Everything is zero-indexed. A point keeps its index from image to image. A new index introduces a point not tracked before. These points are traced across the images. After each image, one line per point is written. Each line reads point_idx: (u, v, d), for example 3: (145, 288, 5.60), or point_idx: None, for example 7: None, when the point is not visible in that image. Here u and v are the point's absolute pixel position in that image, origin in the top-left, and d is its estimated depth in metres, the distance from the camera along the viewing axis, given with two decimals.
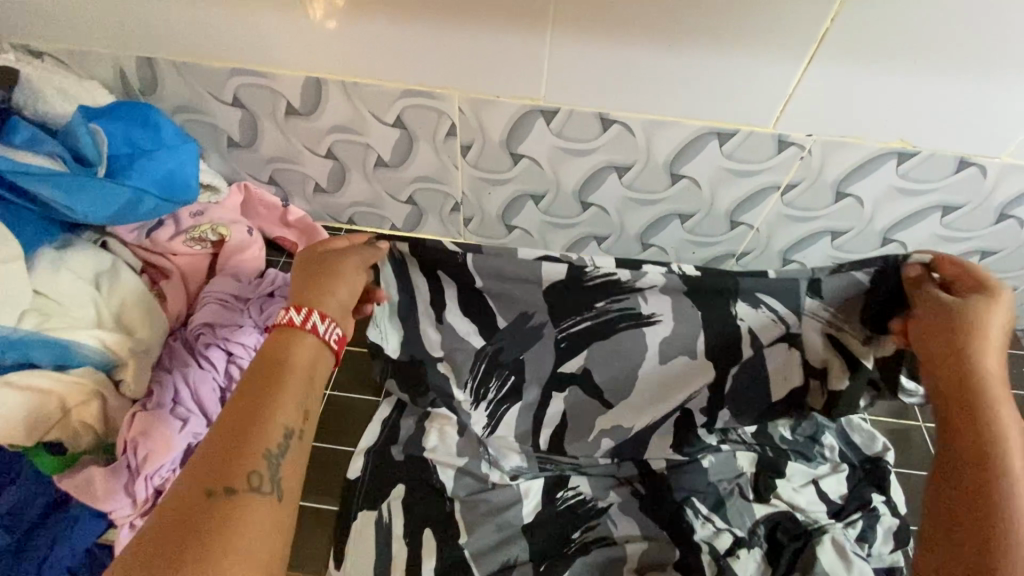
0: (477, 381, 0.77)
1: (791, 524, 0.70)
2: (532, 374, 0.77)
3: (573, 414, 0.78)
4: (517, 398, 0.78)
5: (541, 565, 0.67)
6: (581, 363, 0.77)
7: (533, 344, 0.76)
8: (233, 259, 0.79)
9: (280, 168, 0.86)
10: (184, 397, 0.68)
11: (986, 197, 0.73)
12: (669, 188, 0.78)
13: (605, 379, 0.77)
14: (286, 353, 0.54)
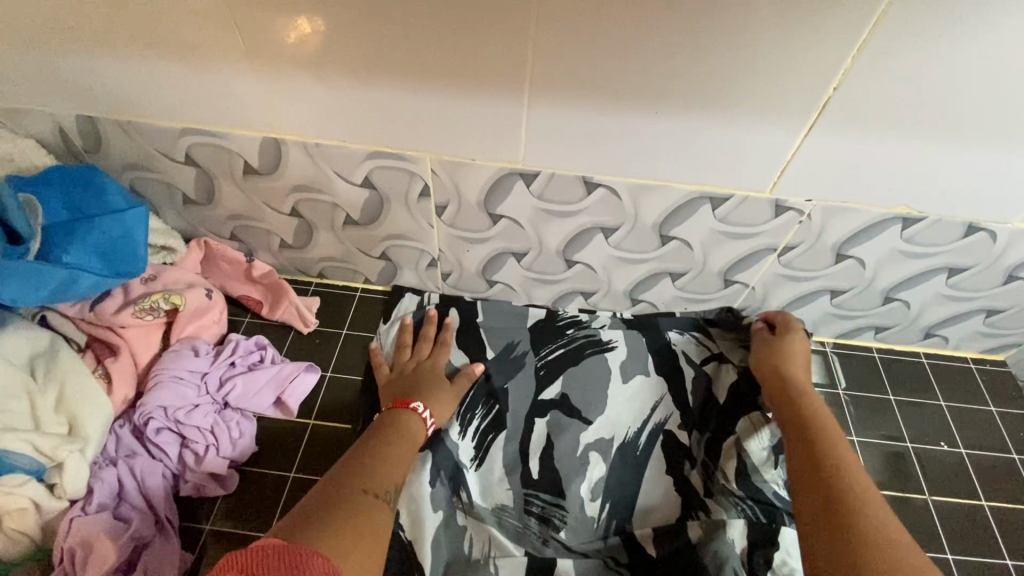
0: (464, 407, 0.78)
1: None
2: (516, 403, 0.79)
3: (558, 438, 0.77)
4: (496, 426, 0.77)
5: None
6: (559, 390, 0.81)
7: (517, 372, 0.82)
8: (190, 327, 0.74)
9: (242, 225, 0.80)
10: (130, 493, 0.63)
11: (995, 260, 0.69)
12: (659, 249, 0.73)
13: (584, 402, 0.80)
14: (405, 425, 0.67)
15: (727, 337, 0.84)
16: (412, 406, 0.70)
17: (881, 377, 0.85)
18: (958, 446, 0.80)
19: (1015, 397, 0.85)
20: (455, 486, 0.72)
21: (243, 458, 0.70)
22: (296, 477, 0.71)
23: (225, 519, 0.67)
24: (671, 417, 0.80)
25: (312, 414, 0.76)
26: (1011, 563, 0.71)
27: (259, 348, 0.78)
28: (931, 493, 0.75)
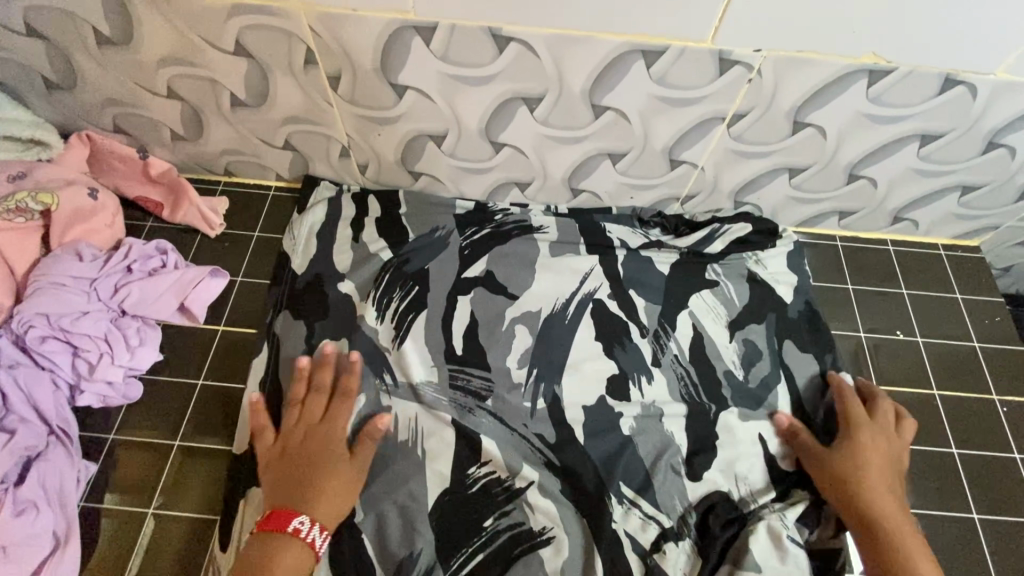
0: (381, 292, 0.73)
1: (728, 507, 0.63)
2: (437, 283, 0.74)
3: (484, 317, 0.72)
4: (415, 306, 0.72)
5: (447, 559, 0.60)
6: (484, 267, 0.75)
7: (440, 253, 0.76)
8: (74, 230, 0.67)
9: (121, 113, 0.70)
10: (15, 403, 0.58)
11: (975, 122, 0.60)
12: (592, 124, 0.64)
13: (509, 279, 0.75)
14: (272, 559, 0.53)
15: (671, 222, 0.78)
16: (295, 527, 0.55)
17: (843, 267, 0.79)
18: (914, 335, 0.75)
19: (983, 283, 0.79)
20: (375, 371, 0.68)
21: (144, 366, 0.65)
22: (205, 383, 0.67)
23: (131, 426, 0.64)
24: (604, 285, 0.75)
25: (224, 319, 0.71)
26: (955, 449, 0.68)
27: (161, 252, 0.71)
28: (878, 381, 0.72)
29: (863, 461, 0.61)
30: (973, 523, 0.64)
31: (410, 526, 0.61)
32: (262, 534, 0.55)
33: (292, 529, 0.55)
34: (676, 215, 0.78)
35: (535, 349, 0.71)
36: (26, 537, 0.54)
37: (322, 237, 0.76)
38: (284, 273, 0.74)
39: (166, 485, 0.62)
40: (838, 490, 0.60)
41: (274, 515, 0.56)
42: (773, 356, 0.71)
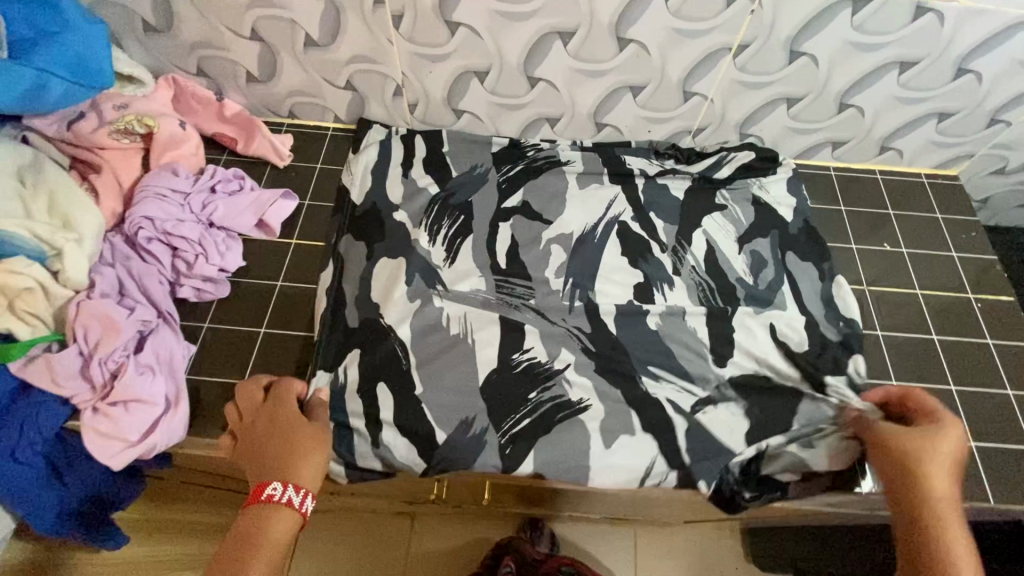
0: (432, 220, 0.82)
1: (755, 385, 0.73)
2: (480, 212, 0.83)
3: (522, 238, 0.81)
4: (464, 230, 0.81)
5: (501, 421, 0.70)
6: (521, 198, 0.84)
7: (480, 186, 0.84)
8: (169, 154, 0.77)
9: (206, 56, 0.81)
10: (129, 290, 0.68)
11: (945, 48, 0.70)
12: (616, 57, 0.75)
13: (544, 207, 0.83)
14: (262, 530, 0.56)
15: (683, 154, 0.87)
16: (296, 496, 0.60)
17: (837, 193, 0.88)
18: (900, 247, 0.85)
19: (963, 204, 0.88)
20: (431, 279, 0.77)
21: (232, 268, 0.76)
22: (285, 283, 0.78)
23: (222, 317, 0.75)
24: (627, 209, 0.83)
25: (294, 234, 0.82)
26: (936, 336, 0.77)
27: (238, 178, 0.81)
28: (868, 283, 0.81)
29: (932, 457, 0.58)
30: (950, 393, 0.73)
31: (466, 399, 0.71)
32: (243, 512, 0.57)
33: (265, 497, 0.57)
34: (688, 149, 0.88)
35: (569, 262, 0.80)
36: (145, 395, 0.64)
37: (376, 166, 0.86)
38: (345, 203, 0.83)
39: (257, 359, 0.73)
40: (902, 484, 0.58)
41: (250, 495, 0.58)
42: (777, 264, 0.81)
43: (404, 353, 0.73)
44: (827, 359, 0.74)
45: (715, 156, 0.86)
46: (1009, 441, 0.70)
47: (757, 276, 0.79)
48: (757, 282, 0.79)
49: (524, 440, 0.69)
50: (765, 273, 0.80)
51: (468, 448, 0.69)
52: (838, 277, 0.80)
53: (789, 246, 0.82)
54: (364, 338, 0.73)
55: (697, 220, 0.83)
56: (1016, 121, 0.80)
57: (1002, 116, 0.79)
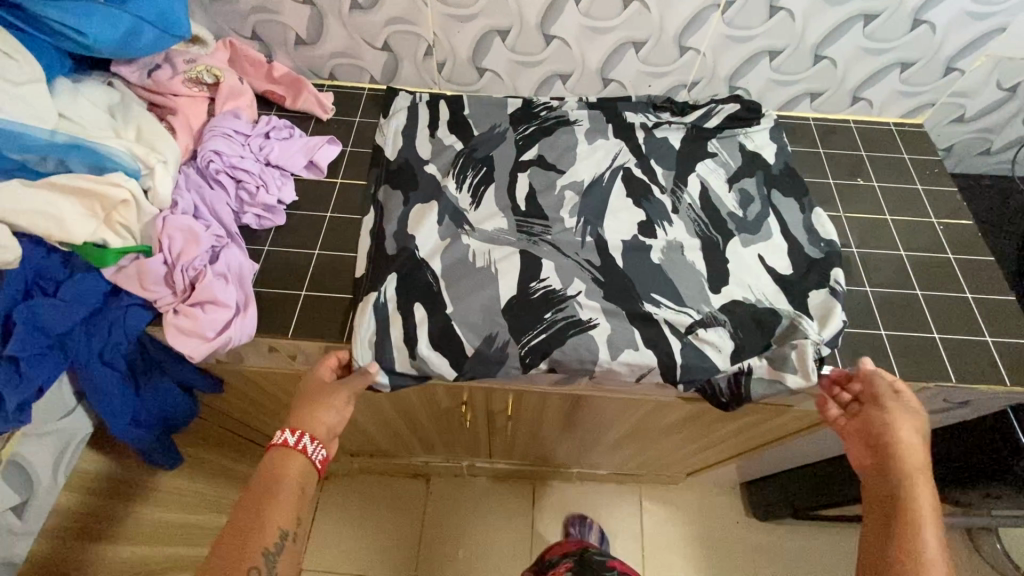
0: (458, 170, 0.92)
1: (743, 305, 0.80)
2: (501, 162, 0.93)
3: (538, 185, 0.91)
4: (487, 179, 0.91)
5: (520, 339, 0.77)
6: (536, 152, 0.95)
7: (499, 144, 0.95)
8: (230, 103, 0.88)
9: (261, 20, 0.92)
10: (203, 212, 0.78)
11: (901, 1, 0.82)
12: (621, 14, 0.87)
13: (558, 159, 0.94)
14: (279, 472, 0.69)
15: (675, 108, 0.98)
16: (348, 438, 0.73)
17: (815, 138, 1.00)
18: (871, 181, 0.95)
19: (928, 147, 0.99)
20: (457, 218, 0.86)
21: (288, 201, 0.87)
22: (332, 217, 0.87)
23: (277, 242, 0.84)
24: (630, 159, 0.94)
25: (339, 174, 0.92)
26: (905, 253, 0.87)
27: (288, 127, 0.92)
28: (845, 211, 0.92)
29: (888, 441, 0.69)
30: (916, 296, 0.82)
31: (493, 319, 0.77)
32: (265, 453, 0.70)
33: (280, 442, 0.70)
34: (682, 104, 0.98)
35: (580, 205, 0.89)
36: (221, 297, 0.74)
37: (409, 119, 0.97)
38: (381, 158, 0.93)
39: (310, 283, 0.81)
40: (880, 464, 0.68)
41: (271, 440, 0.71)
42: (762, 199, 0.89)
43: (438, 286, 0.79)
44: (810, 281, 0.81)
45: (704, 110, 0.96)
46: (968, 333, 0.79)
47: (745, 211, 0.88)
48: (746, 215, 0.87)
49: (542, 352, 0.76)
50: (751, 207, 0.88)
51: (495, 355, 0.76)
52: (817, 209, 0.88)
53: (778, 190, 0.90)
54: (399, 265, 0.79)
55: (692, 166, 0.92)
56: (969, 69, 0.92)
57: (956, 65, 0.91)
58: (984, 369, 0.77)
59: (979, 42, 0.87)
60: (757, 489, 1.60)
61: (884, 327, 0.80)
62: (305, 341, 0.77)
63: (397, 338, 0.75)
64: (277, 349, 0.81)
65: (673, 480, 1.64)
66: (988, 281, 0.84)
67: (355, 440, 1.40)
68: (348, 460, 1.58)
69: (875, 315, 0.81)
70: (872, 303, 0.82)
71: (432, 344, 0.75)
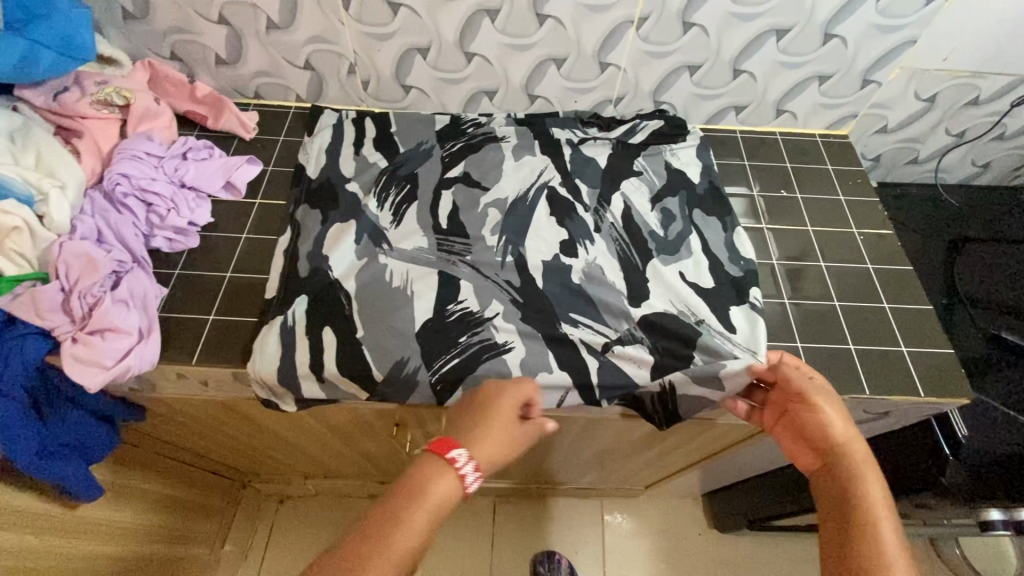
0: (381, 189, 0.91)
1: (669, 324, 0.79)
2: (425, 180, 0.92)
3: (462, 203, 0.90)
4: (410, 198, 0.90)
5: (433, 364, 0.76)
6: (461, 169, 0.93)
7: (425, 161, 0.94)
8: (144, 125, 0.87)
9: (179, 41, 0.91)
10: (107, 237, 0.76)
11: (810, 17, 0.83)
12: (538, 31, 0.87)
13: (483, 176, 0.93)
14: (424, 483, 0.64)
15: (601, 123, 0.98)
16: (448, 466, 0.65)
17: (741, 150, 1.01)
18: (795, 193, 0.96)
19: (853, 158, 1.00)
20: (377, 239, 0.85)
21: (202, 222, 0.85)
22: (248, 238, 0.86)
23: (190, 266, 0.83)
24: (555, 176, 0.93)
25: (258, 194, 0.91)
26: (824, 264, 0.88)
27: (208, 147, 0.91)
28: (767, 223, 0.92)
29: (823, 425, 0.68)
30: (834, 307, 0.84)
31: (407, 342, 0.77)
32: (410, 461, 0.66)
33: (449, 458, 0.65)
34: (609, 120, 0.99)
35: (502, 222, 0.88)
36: (121, 324, 0.71)
37: (334, 137, 0.96)
38: (302, 177, 0.91)
39: (220, 305, 0.80)
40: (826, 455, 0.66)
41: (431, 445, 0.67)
42: (685, 218, 0.89)
43: (348, 305, 0.79)
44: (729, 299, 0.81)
45: (631, 127, 0.97)
46: (883, 343, 0.81)
47: (667, 228, 0.88)
48: (668, 232, 0.87)
49: (453, 378, 0.76)
50: (675, 223, 0.88)
51: (405, 379, 0.75)
52: (738, 228, 0.89)
53: (701, 212, 0.90)
54: (312, 289, 0.79)
55: (618, 183, 0.92)
56: (885, 81, 0.93)
57: (873, 76, 0.92)
58: (893, 378, 0.78)
59: (891, 56, 0.89)
60: (718, 499, 1.59)
61: (800, 339, 0.81)
62: (213, 367, 0.76)
63: (304, 364, 0.75)
64: (186, 376, 0.78)
65: (634, 493, 1.62)
66: (902, 291, 0.86)
67: (304, 464, 1.36)
68: (301, 484, 1.53)
69: (793, 327, 0.82)
70: (789, 314, 0.83)
71: (336, 367, 0.75)
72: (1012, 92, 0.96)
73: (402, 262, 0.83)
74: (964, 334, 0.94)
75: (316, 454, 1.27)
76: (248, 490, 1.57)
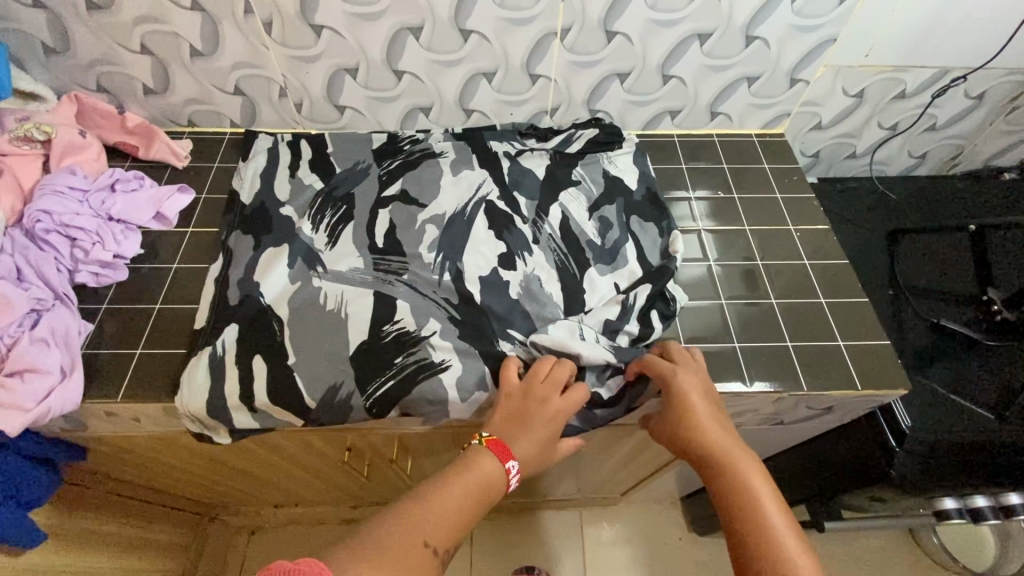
0: (316, 211, 0.88)
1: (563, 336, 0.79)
2: (362, 201, 0.90)
3: (400, 220, 0.87)
4: (346, 218, 0.87)
5: (367, 388, 0.74)
6: (400, 187, 0.91)
7: (362, 181, 0.92)
8: (68, 159, 0.86)
9: (103, 72, 0.89)
10: (27, 274, 0.74)
11: (729, 21, 0.84)
12: (463, 47, 0.87)
13: (421, 192, 0.90)
14: (485, 473, 0.63)
15: (538, 134, 0.98)
16: (507, 464, 0.65)
17: (679, 154, 1.01)
18: (732, 193, 0.97)
19: (789, 155, 1.02)
20: (312, 262, 0.83)
21: (130, 255, 0.84)
22: (178, 267, 0.85)
23: (120, 299, 0.82)
24: (494, 189, 0.91)
25: (190, 222, 0.90)
26: (760, 262, 0.89)
27: (138, 178, 0.90)
28: (704, 224, 0.93)
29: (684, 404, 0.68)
30: (771, 305, 0.84)
31: (343, 369, 0.75)
32: (483, 453, 0.65)
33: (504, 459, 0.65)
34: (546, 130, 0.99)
35: (441, 238, 0.85)
36: (41, 364, 0.69)
37: (268, 161, 0.95)
38: (235, 204, 0.90)
39: (148, 338, 0.79)
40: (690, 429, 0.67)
41: (494, 444, 0.66)
42: (621, 225, 0.89)
43: (280, 332, 0.77)
44: (659, 308, 0.81)
45: (568, 137, 0.97)
46: (820, 339, 0.81)
47: (603, 236, 0.87)
48: (603, 240, 0.87)
49: (388, 404, 0.75)
50: (609, 230, 0.88)
51: (342, 404, 0.74)
52: (674, 232, 0.88)
53: (640, 218, 0.90)
54: (244, 318, 0.78)
55: (555, 194, 0.91)
56: (813, 79, 0.95)
57: (799, 75, 0.94)
58: (832, 373, 0.78)
59: (814, 54, 0.90)
60: (693, 501, 1.57)
61: (737, 340, 0.81)
62: (141, 402, 0.74)
63: (234, 394, 0.73)
64: (115, 414, 0.76)
65: (611, 500, 1.59)
66: (838, 285, 0.86)
67: (269, 493, 1.32)
68: (270, 513, 1.49)
69: (731, 327, 0.82)
70: (726, 317, 0.83)
71: (267, 395, 0.73)
72: (936, 83, 0.98)
73: (335, 285, 0.81)
74: (904, 323, 0.95)
75: (280, 483, 1.23)
76: (218, 524, 1.51)
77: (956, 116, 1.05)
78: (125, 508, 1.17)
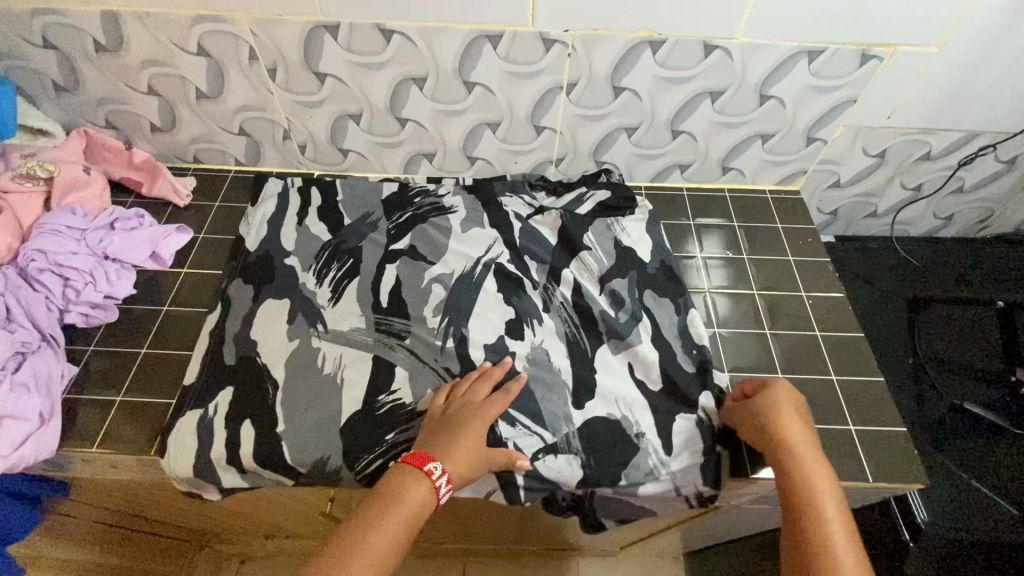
0: (321, 264, 0.87)
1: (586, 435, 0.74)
2: (360, 251, 0.88)
3: (406, 277, 0.85)
4: (344, 270, 0.86)
5: (355, 463, 0.72)
6: (408, 242, 0.89)
7: (369, 234, 0.90)
8: (70, 196, 0.86)
9: (112, 110, 0.90)
10: (15, 315, 0.74)
11: (742, 80, 0.81)
12: (467, 98, 0.86)
13: (427, 249, 0.88)
14: (405, 495, 0.61)
15: (553, 191, 0.95)
16: (426, 469, 0.63)
17: (687, 209, 0.98)
18: (742, 254, 0.92)
19: (804, 216, 0.97)
20: (307, 316, 0.81)
21: (122, 295, 0.84)
22: (170, 311, 0.84)
23: (108, 341, 0.81)
24: (504, 251, 0.87)
25: (186, 263, 0.90)
26: (769, 332, 0.84)
27: (138, 216, 0.89)
28: (710, 287, 0.89)
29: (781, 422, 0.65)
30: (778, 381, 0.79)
31: (327, 433, 0.72)
32: (406, 467, 0.64)
33: (427, 470, 0.63)
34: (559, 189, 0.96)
35: (446, 300, 0.82)
36: (19, 411, 0.68)
37: (269, 204, 0.94)
38: (239, 252, 0.88)
39: (132, 384, 0.78)
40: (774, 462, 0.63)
41: (416, 457, 0.64)
42: (636, 302, 0.84)
43: (267, 390, 0.75)
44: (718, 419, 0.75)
45: (586, 197, 0.93)
46: (831, 421, 0.76)
47: (619, 311, 0.83)
48: (621, 314, 0.83)
49: (376, 476, 0.72)
50: (625, 301, 0.83)
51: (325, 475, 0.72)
52: (692, 311, 0.83)
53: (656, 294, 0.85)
54: (231, 372, 0.76)
55: (559, 253, 0.88)
56: (831, 138, 0.91)
57: (816, 135, 0.90)
58: (843, 462, 0.72)
59: (831, 115, 0.86)
60: (697, 560, 1.49)
61: None
62: (119, 454, 0.72)
63: (213, 454, 0.71)
64: (93, 462, 0.75)
65: (610, 553, 1.52)
66: (853, 363, 0.81)
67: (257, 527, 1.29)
68: (261, 544, 1.46)
69: None
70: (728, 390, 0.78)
71: (245, 455, 0.71)
72: (964, 148, 0.93)
73: (326, 339, 0.79)
74: (925, 401, 0.89)
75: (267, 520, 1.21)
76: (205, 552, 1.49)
77: (986, 180, 1.00)
78: (109, 539, 1.16)
